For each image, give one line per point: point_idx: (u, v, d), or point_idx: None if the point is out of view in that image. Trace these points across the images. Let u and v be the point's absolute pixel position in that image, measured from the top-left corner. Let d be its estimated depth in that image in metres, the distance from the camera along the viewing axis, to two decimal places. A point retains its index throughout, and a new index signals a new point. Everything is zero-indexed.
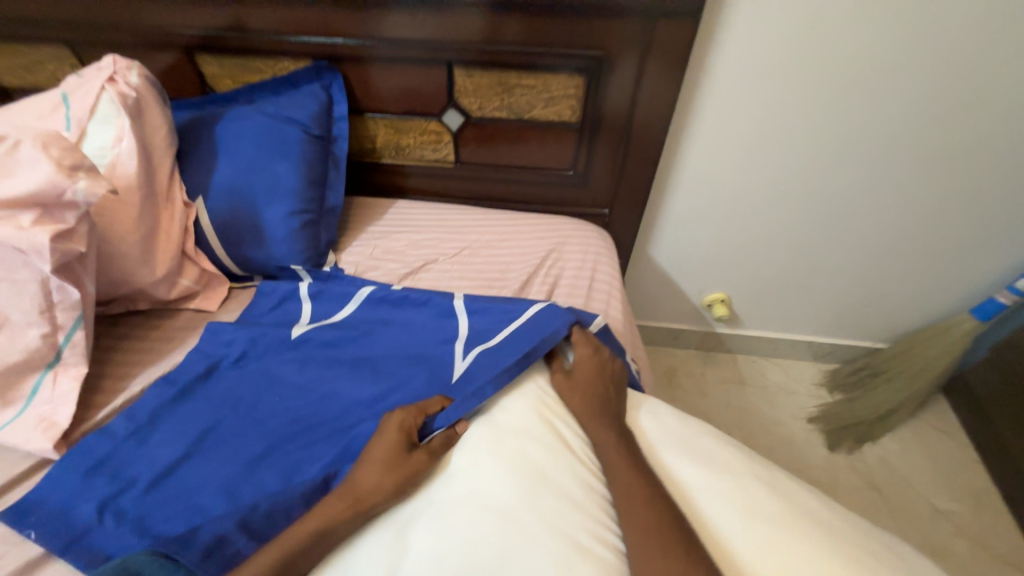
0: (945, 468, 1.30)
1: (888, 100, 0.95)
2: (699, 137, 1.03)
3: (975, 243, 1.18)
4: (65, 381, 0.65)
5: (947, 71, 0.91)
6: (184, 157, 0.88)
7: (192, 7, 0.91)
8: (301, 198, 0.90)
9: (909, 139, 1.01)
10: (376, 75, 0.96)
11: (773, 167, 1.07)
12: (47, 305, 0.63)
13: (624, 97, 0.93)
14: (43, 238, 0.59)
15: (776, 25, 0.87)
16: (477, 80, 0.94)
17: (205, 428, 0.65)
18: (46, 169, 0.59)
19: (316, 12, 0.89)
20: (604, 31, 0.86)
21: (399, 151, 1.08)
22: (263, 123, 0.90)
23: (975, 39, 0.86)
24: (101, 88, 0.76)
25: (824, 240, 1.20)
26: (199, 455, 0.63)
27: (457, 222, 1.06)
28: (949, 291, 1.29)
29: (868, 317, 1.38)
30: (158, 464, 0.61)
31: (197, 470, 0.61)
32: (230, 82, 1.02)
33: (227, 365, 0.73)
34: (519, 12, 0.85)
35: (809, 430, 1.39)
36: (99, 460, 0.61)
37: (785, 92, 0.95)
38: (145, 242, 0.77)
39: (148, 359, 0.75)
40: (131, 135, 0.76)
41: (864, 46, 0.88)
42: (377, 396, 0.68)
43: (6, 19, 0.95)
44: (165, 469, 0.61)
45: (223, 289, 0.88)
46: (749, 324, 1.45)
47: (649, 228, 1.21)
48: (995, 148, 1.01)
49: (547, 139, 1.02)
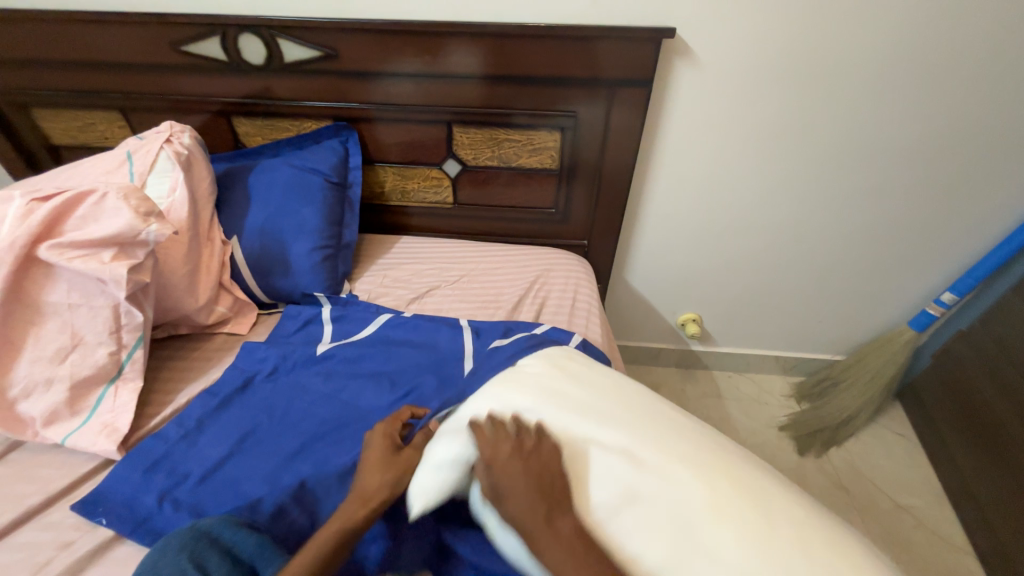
0: (901, 466, 1.44)
1: (813, 147, 1.14)
2: (661, 179, 1.20)
3: (905, 262, 1.36)
4: (125, 393, 0.76)
5: (859, 126, 1.10)
6: (222, 203, 1.02)
7: (231, 80, 1.08)
8: (323, 236, 1.04)
9: (836, 177, 1.19)
10: (387, 133, 1.14)
11: (725, 202, 1.25)
12: (115, 327, 0.74)
13: (595, 148, 1.12)
14: (122, 271, 0.71)
15: (714, 91, 1.05)
16: (472, 135, 1.12)
17: (246, 430, 0.76)
18: (126, 215, 0.72)
19: (337, 83, 1.07)
20: (576, 97, 1.05)
21: (404, 194, 1.24)
22: (290, 173, 1.05)
23: (873, 99, 1.06)
24: (160, 148, 0.91)
25: (776, 263, 1.38)
26: (241, 451, 0.73)
27: (456, 254, 1.21)
28: (891, 306, 1.46)
29: (824, 331, 1.54)
30: (207, 460, 0.72)
31: (240, 464, 0.71)
32: (258, 138, 1.19)
33: (262, 377, 0.84)
34: (507, 82, 1.04)
35: (780, 438, 1.51)
36: (156, 459, 0.71)
37: (728, 142, 1.13)
38: (191, 274, 0.90)
39: (190, 376, 0.86)
40: (184, 185, 0.91)
41: (789, 107, 1.08)
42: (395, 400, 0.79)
43: (68, 90, 1.12)
44: (215, 464, 0.71)
45: (252, 315, 1.00)
46: (720, 341, 1.60)
47: (624, 256, 1.38)
48: (907, 183, 1.20)
49: (533, 183, 1.19)
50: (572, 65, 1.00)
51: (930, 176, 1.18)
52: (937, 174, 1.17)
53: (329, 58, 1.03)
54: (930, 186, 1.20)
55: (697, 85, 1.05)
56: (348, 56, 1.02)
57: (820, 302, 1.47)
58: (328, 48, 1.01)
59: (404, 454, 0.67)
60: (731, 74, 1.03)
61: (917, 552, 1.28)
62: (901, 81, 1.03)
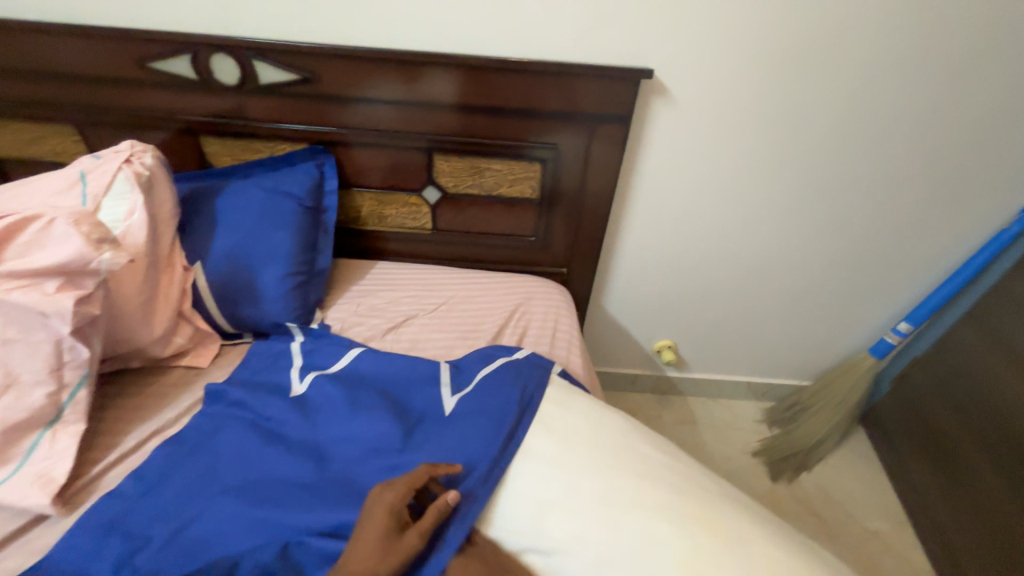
0: (868, 489, 1.49)
1: (779, 184, 1.19)
2: (638, 211, 1.23)
3: (864, 292, 1.43)
4: (64, 438, 0.68)
5: (822, 166, 1.17)
6: (185, 226, 0.97)
7: (201, 99, 1.04)
8: (295, 262, 1.00)
9: (800, 213, 1.25)
10: (365, 158, 1.11)
11: (699, 234, 1.28)
12: (56, 365, 0.67)
13: (576, 179, 1.13)
14: (67, 303, 0.65)
15: (687, 129, 1.09)
16: (453, 163, 1.12)
17: (207, 479, 0.70)
18: (75, 243, 0.66)
19: (315, 106, 1.04)
20: (557, 129, 1.06)
21: (382, 219, 1.21)
22: (263, 197, 1.01)
23: (832, 142, 1.13)
24: (118, 168, 0.86)
25: (746, 292, 1.42)
26: (206, 507, 0.67)
27: (434, 281, 1.18)
28: (853, 334, 1.53)
29: (792, 358, 1.60)
30: (170, 520, 0.65)
31: (206, 522, 0.65)
32: (227, 159, 1.14)
33: (226, 418, 0.77)
34: (488, 113, 1.04)
35: (753, 464, 1.54)
36: (111, 520, 0.65)
37: (701, 177, 1.17)
38: (146, 303, 0.84)
39: (141, 416, 0.79)
40: (143, 209, 0.85)
41: (759, 147, 1.13)
42: (369, 440, 0.75)
43: (17, 102, 1.05)
44: (181, 523, 0.65)
45: (215, 346, 0.94)
46: (695, 367, 1.63)
47: (603, 284, 1.39)
48: (865, 219, 1.27)
49: (513, 211, 1.19)
50: (553, 99, 1.02)
51: (886, 213, 1.26)
52: (892, 212, 1.25)
53: (308, 82, 1.00)
54: (886, 222, 1.27)
55: (673, 124, 1.08)
56: (328, 81, 1.00)
57: (789, 329, 1.52)
58: (307, 72, 0.99)
59: (405, 540, 0.61)
60: (705, 114, 1.07)
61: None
62: (858, 126, 1.10)
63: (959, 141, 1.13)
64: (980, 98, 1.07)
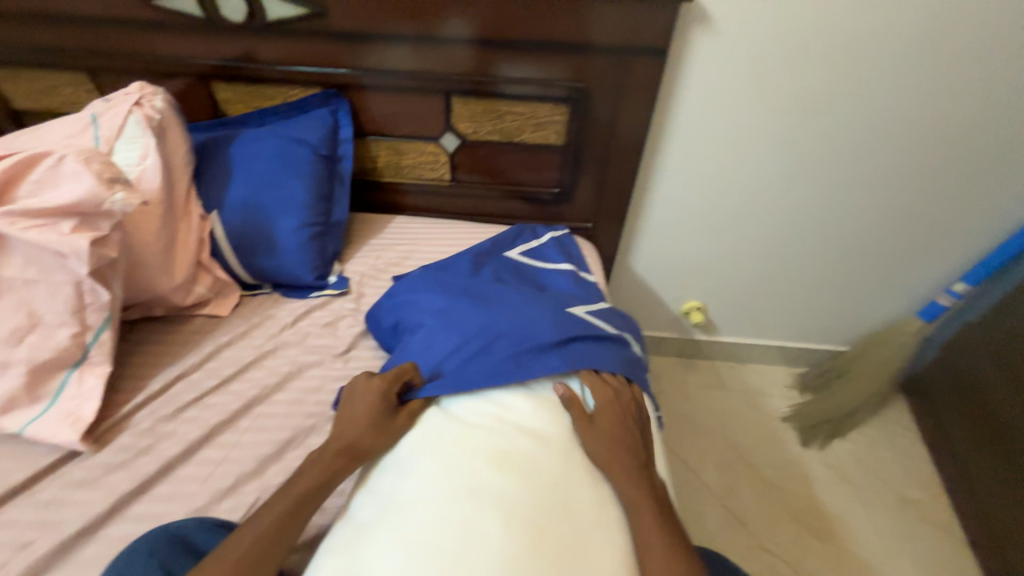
0: (906, 460, 1.40)
1: (833, 127, 1.07)
2: (671, 158, 1.14)
3: (923, 251, 1.29)
4: (91, 379, 0.70)
5: (902, 104, 1.02)
6: (200, 176, 0.94)
7: (206, 40, 0.99)
8: (311, 212, 0.97)
9: (856, 152, 1.10)
10: (380, 100, 1.05)
11: (738, 183, 1.18)
12: (78, 306, 0.68)
13: (607, 122, 1.04)
14: (83, 244, 0.63)
15: (731, 62, 0.98)
16: (473, 107, 1.05)
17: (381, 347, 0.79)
18: (87, 181, 0.64)
19: (324, 45, 0.98)
20: (584, 66, 0.97)
21: (399, 170, 1.17)
22: (276, 145, 0.97)
23: (898, 72, 0.98)
24: (129, 111, 0.83)
25: (790, 250, 1.32)
26: (241, 444, 0.70)
27: (453, 234, 1.14)
28: (899, 297, 1.41)
29: (834, 321, 1.50)
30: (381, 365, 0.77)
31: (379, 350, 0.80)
32: (241, 106, 1.10)
33: (280, 344, 0.84)
34: (506, 48, 0.96)
35: (784, 429, 1.48)
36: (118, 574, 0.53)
37: (747, 117, 1.06)
38: (166, 251, 0.83)
39: (166, 361, 0.80)
40: (156, 153, 0.83)
41: (816, 83, 1.00)
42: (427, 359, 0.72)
43: (28, 50, 1.02)
44: (213, 463, 0.67)
45: (235, 296, 0.93)
46: (725, 330, 1.56)
47: (630, 242, 1.32)
48: (928, 167, 1.12)
49: (535, 160, 1.12)
50: (583, 29, 0.92)
51: (959, 158, 1.10)
52: (967, 159, 1.10)
53: (318, 17, 0.93)
54: (957, 169, 1.12)
55: (719, 58, 0.98)
56: (339, 15, 0.93)
57: (841, 289, 1.41)
58: (315, 4, 0.92)
59: (398, 421, 0.65)
60: (755, 48, 0.96)
61: (918, 542, 1.26)
62: (937, 61, 0.96)
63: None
64: None
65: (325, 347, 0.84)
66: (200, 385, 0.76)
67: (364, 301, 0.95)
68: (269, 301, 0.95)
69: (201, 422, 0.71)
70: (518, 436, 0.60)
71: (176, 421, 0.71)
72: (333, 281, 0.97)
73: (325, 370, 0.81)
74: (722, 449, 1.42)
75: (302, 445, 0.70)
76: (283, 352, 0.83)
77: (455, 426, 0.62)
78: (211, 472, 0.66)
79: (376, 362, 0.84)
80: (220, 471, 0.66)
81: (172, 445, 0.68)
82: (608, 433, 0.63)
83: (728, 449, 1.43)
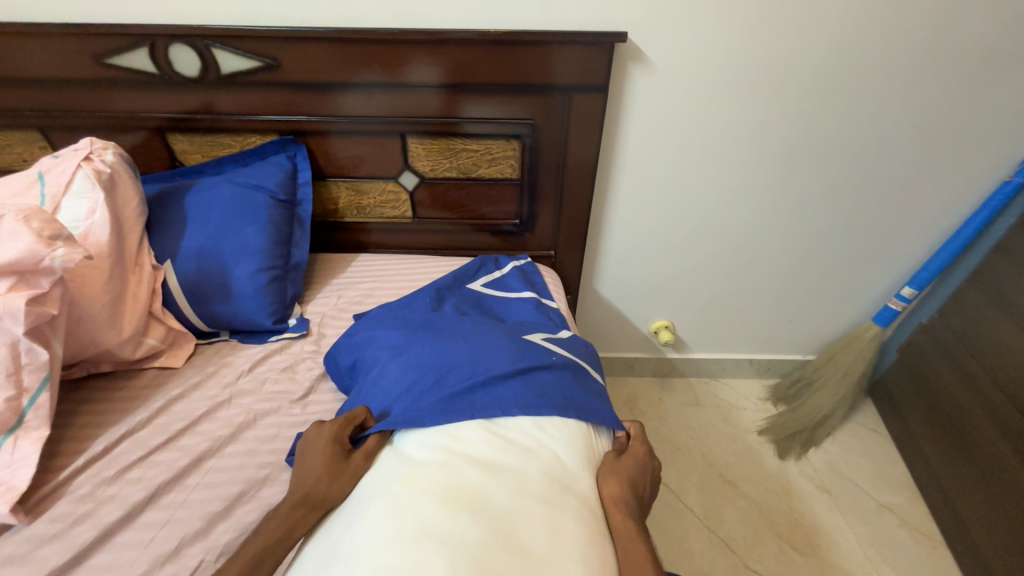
0: (881, 465, 1.42)
1: (768, 149, 1.14)
2: (623, 185, 1.18)
3: (868, 260, 1.36)
4: (26, 444, 0.66)
5: (825, 126, 1.10)
6: (153, 226, 0.93)
7: (161, 95, 1.01)
8: (268, 257, 0.96)
9: (791, 171, 1.18)
10: (337, 144, 1.08)
11: (688, 204, 1.23)
12: (14, 368, 0.65)
13: (558, 154, 1.09)
14: (19, 303, 0.62)
15: (668, 94, 1.05)
16: (428, 146, 1.08)
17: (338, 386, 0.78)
18: (25, 239, 0.63)
19: (279, 94, 1.01)
20: (531, 105, 1.02)
21: (361, 210, 1.18)
22: (232, 192, 0.97)
23: (818, 96, 1.06)
24: (77, 166, 0.82)
25: (745, 265, 1.37)
26: (189, 502, 0.67)
27: (416, 269, 1.15)
28: (853, 305, 1.47)
29: (797, 331, 1.54)
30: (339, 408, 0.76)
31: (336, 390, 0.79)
32: (199, 156, 1.10)
33: (234, 393, 0.82)
34: (455, 90, 1.00)
35: (761, 442, 1.48)
36: None
37: (689, 143, 1.12)
38: (113, 304, 0.81)
39: (112, 419, 0.77)
40: (104, 207, 0.82)
41: (746, 109, 1.07)
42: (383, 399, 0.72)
43: None
44: (159, 526, 0.64)
45: (190, 346, 0.91)
46: (694, 347, 1.58)
47: (593, 267, 1.35)
48: (859, 180, 1.20)
49: (493, 194, 1.15)
50: (526, 70, 0.98)
51: (884, 171, 1.19)
52: (890, 173, 1.19)
53: (271, 69, 0.97)
54: (884, 182, 1.20)
55: (656, 90, 1.04)
56: (291, 66, 0.97)
57: (798, 300, 1.46)
58: (267, 57, 0.95)
59: (352, 461, 0.64)
60: (687, 81, 1.03)
61: (899, 551, 1.25)
62: (850, 87, 1.05)
63: (965, 87, 1.06)
64: (974, 46, 1.01)
65: (282, 393, 0.82)
66: (147, 442, 0.73)
67: (325, 343, 0.94)
68: (225, 349, 0.93)
69: (147, 482, 0.68)
70: (471, 469, 0.59)
71: (119, 482, 0.68)
72: (292, 324, 0.96)
73: (282, 418, 0.78)
74: (702, 468, 1.42)
75: (254, 498, 0.68)
76: (237, 401, 0.81)
77: (410, 464, 0.61)
78: (155, 535, 0.63)
79: (335, 405, 0.82)
80: (164, 533, 0.63)
81: (113, 510, 0.65)
82: (634, 475, 0.68)
83: (707, 467, 1.42)
